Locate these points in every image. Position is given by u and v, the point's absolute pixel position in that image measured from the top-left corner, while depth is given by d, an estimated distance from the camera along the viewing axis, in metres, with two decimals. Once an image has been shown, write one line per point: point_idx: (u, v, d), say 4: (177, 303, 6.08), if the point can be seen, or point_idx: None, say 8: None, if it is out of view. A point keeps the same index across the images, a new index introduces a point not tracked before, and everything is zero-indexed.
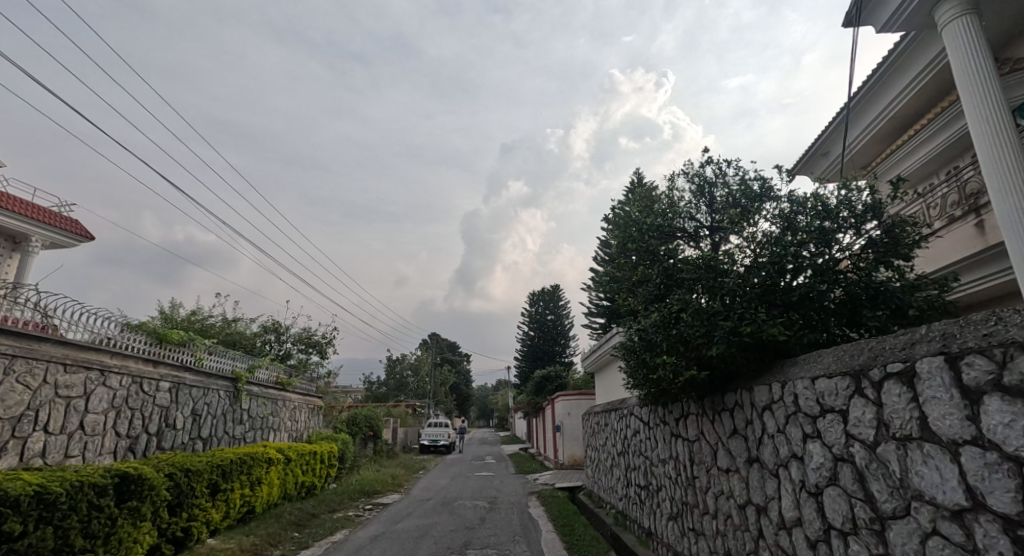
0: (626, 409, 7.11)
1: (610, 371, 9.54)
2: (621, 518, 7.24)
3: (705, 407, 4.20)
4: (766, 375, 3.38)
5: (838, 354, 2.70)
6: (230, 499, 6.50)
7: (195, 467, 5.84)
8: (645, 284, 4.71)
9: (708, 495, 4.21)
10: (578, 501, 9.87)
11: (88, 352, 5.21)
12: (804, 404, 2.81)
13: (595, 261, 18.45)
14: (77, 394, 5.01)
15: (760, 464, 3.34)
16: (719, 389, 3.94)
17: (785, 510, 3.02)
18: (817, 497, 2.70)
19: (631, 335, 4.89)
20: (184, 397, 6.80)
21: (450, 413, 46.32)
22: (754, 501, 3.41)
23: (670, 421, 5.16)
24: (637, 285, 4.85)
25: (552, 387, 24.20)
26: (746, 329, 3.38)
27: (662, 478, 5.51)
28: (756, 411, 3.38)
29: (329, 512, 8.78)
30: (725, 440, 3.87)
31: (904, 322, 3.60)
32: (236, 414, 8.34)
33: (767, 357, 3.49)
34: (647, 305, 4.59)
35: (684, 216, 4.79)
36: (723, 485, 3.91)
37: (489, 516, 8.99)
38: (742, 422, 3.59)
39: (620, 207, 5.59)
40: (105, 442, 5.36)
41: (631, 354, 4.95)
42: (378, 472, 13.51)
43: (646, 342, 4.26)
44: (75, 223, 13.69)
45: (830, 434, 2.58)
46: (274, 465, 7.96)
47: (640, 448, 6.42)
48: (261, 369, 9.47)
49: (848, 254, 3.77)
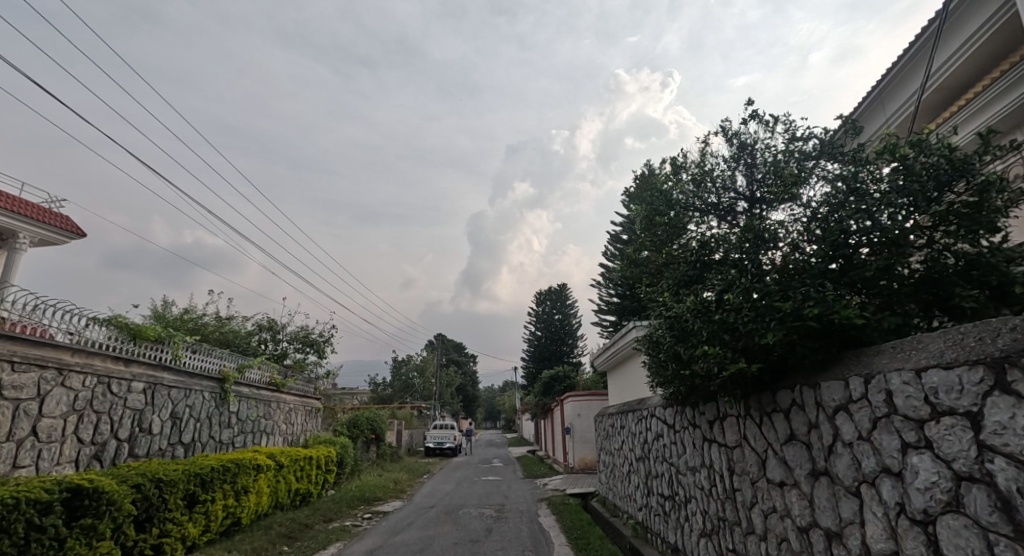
0: (647, 409, 6.45)
1: (628, 368, 8.89)
2: (641, 530, 6.57)
3: (750, 408, 3.55)
4: (836, 367, 2.72)
5: (954, 337, 2.04)
6: (212, 512, 5.90)
7: (169, 477, 5.25)
8: (676, 266, 4.11)
9: (753, 513, 3.55)
10: (591, 509, 9.19)
11: (43, 349, 4.63)
12: (903, 404, 2.16)
13: (605, 257, 17.79)
14: (29, 396, 4.44)
15: (832, 479, 2.68)
16: (769, 386, 3.29)
17: (871, 541, 2.36)
18: (925, 526, 2.05)
19: (658, 324, 4.28)
20: (161, 398, 6.23)
21: (456, 414, 45.71)
22: (822, 524, 2.75)
23: (702, 424, 4.50)
24: (667, 267, 4.26)
25: (560, 387, 23.51)
26: (812, 310, 2.71)
27: (691, 489, 4.86)
28: (824, 412, 2.73)
29: (324, 522, 8.20)
30: (778, 448, 3.22)
31: (1006, 303, 2.91)
32: (223, 416, 7.76)
33: (837, 345, 2.82)
34: (677, 291, 3.98)
35: (721, 186, 4.17)
36: (775, 502, 3.25)
37: (496, 526, 8.35)
38: (803, 427, 2.94)
39: (644, 180, 4.92)
40: (65, 450, 4.80)
41: (658, 346, 4.34)
42: (380, 477, 12.92)
43: (677, 329, 3.65)
44: (66, 220, 13.20)
45: (949, 444, 1.93)
46: (263, 472, 7.37)
47: (664, 454, 5.77)
48: (253, 369, 8.91)
49: (935, 221, 3.01)
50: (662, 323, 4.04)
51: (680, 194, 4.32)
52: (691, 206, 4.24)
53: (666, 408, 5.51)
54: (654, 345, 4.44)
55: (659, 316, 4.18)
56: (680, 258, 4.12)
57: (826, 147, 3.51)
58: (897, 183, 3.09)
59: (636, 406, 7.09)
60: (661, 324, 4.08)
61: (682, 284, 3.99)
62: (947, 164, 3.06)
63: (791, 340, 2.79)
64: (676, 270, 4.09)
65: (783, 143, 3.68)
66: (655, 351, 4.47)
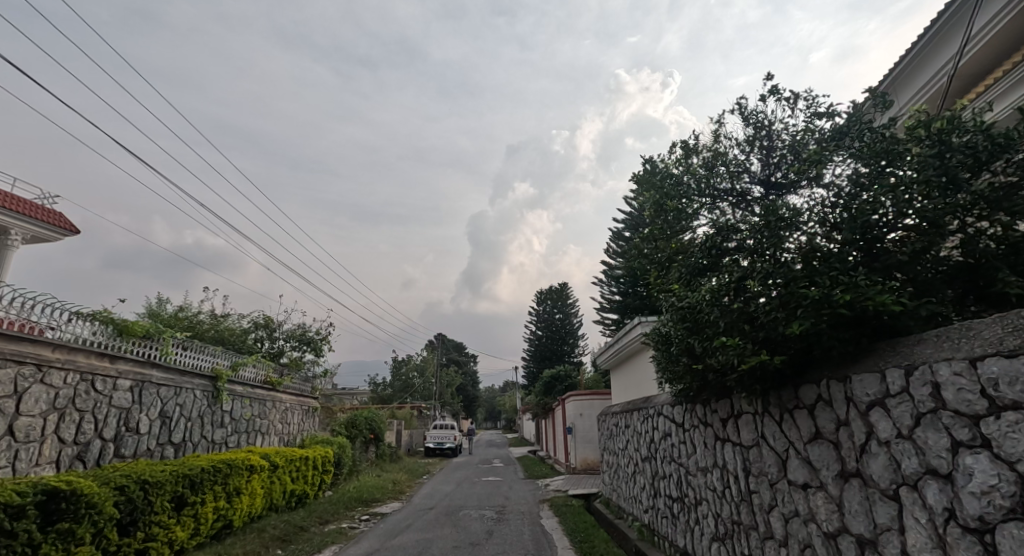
0: (653, 408, 6.23)
1: (633, 366, 8.66)
2: (647, 533, 6.33)
3: (769, 405, 3.32)
4: (870, 358, 2.49)
5: (1015, 323, 1.81)
6: (201, 515, 5.67)
7: (155, 479, 5.02)
8: (691, 255, 3.92)
9: (773, 517, 3.32)
10: (595, 510, 8.95)
11: (22, 345, 4.40)
12: (954, 397, 1.93)
13: (608, 254, 17.56)
14: (5, 394, 4.20)
15: (865, 481, 2.45)
16: (791, 381, 3.06)
17: (913, 550, 2.13)
18: (980, 536, 1.82)
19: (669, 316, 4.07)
20: (149, 397, 6.02)
21: (457, 414, 45.47)
22: (853, 531, 2.52)
23: (715, 423, 4.27)
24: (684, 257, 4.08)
25: (561, 387, 23.26)
26: (843, 296, 2.48)
27: (702, 490, 4.64)
28: (855, 408, 2.50)
29: (319, 525, 7.96)
30: (801, 447, 2.99)
31: None
32: (215, 416, 7.51)
33: (869, 335, 2.59)
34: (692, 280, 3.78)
35: (733, 170, 3.94)
36: (798, 506, 3.02)
37: (497, 528, 8.11)
38: (831, 424, 2.71)
39: (651, 165, 4.66)
40: (45, 451, 4.57)
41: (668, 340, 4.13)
42: (378, 478, 12.69)
43: (691, 320, 3.43)
44: (59, 216, 12.99)
45: (1012, 443, 1.70)
46: (257, 473, 7.14)
47: (672, 453, 5.55)
48: (247, 367, 8.67)
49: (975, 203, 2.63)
50: (673, 315, 3.83)
51: (693, 180, 4.11)
52: (705, 193, 4.05)
53: (675, 405, 5.29)
54: (664, 339, 4.22)
55: (670, 308, 3.96)
56: (696, 247, 3.92)
57: (853, 123, 3.23)
58: (931, 156, 2.75)
59: (643, 404, 6.87)
60: (672, 316, 3.87)
61: (697, 274, 3.79)
62: (986, 139, 2.69)
63: (819, 329, 2.56)
64: (690, 259, 3.89)
65: (804, 123, 3.45)
66: (665, 345, 4.24)
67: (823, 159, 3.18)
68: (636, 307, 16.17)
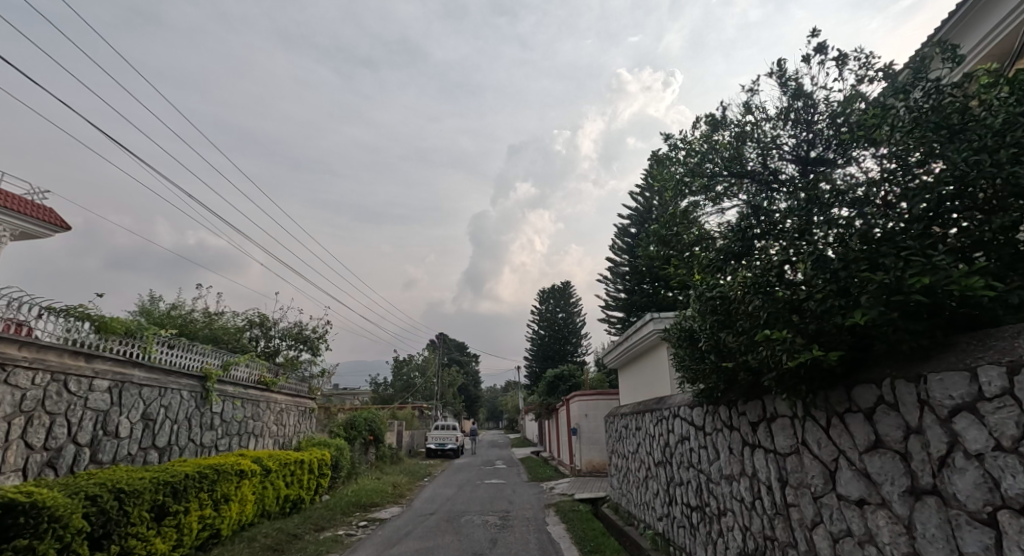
0: (669, 409, 5.83)
1: (645, 364, 8.27)
2: (662, 543, 5.94)
3: (813, 408, 2.92)
4: (951, 353, 2.08)
5: None
6: (185, 526, 5.29)
7: (132, 488, 4.65)
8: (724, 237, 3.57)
9: (817, 535, 2.93)
10: (603, 516, 8.55)
11: None
12: None
13: (613, 250, 17.16)
14: None
15: (945, 501, 2.05)
16: (842, 382, 2.65)
17: None
18: None
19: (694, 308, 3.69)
20: (131, 398, 5.65)
21: (458, 415, 45.05)
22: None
23: (743, 426, 3.88)
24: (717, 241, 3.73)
25: (564, 387, 22.83)
26: (915, 281, 2.06)
27: (726, 500, 4.23)
28: (933, 414, 2.09)
29: (314, 532, 7.59)
30: (855, 457, 2.59)
31: None
32: (204, 419, 7.12)
33: (946, 327, 2.18)
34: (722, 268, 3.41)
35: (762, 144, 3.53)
36: (851, 525, 2.62)
37: (501, 535, 7.70)
38: (897, 432, 2.30)
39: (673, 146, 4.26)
40: (10, 458, 4.19)
41: (694, 332, 3.76)
42: (377, 481, 12.32)
43: (724, 309, 3.06)
44: (49, 212, 12.65)
45: None
46: (248, 478, 6.77)
47: (690, 458, 5.15)
48: (240, 366, 8.30)
49: None
50: (699, 305, 3.45)
51: (720, 158, 3.74)
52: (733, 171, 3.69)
53: (694, 407, 4.90)
54: (689, 332, 3.84)
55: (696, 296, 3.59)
56: (727, 229, 3.56)
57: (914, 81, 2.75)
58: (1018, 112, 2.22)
59: (656, 405, 6.47)
60: (698, 306, 3.49)
61: (728, 258, 3.42)
62: None
63: (887, 319, 2.16)
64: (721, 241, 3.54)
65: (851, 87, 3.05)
66: (689, 339, 3.86)
67: (882, 122, 2.70)
68: (641, 305, 15.76)
